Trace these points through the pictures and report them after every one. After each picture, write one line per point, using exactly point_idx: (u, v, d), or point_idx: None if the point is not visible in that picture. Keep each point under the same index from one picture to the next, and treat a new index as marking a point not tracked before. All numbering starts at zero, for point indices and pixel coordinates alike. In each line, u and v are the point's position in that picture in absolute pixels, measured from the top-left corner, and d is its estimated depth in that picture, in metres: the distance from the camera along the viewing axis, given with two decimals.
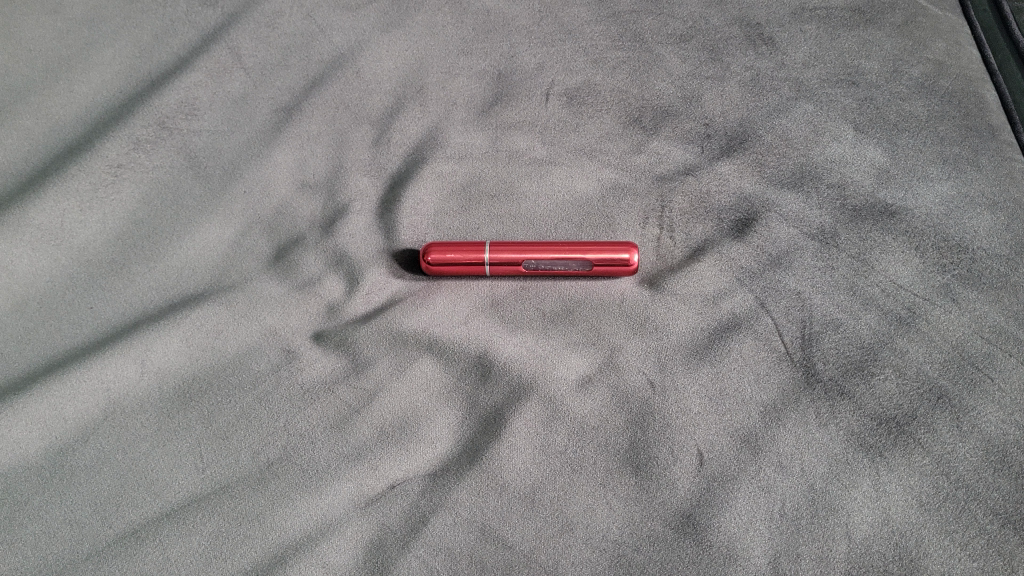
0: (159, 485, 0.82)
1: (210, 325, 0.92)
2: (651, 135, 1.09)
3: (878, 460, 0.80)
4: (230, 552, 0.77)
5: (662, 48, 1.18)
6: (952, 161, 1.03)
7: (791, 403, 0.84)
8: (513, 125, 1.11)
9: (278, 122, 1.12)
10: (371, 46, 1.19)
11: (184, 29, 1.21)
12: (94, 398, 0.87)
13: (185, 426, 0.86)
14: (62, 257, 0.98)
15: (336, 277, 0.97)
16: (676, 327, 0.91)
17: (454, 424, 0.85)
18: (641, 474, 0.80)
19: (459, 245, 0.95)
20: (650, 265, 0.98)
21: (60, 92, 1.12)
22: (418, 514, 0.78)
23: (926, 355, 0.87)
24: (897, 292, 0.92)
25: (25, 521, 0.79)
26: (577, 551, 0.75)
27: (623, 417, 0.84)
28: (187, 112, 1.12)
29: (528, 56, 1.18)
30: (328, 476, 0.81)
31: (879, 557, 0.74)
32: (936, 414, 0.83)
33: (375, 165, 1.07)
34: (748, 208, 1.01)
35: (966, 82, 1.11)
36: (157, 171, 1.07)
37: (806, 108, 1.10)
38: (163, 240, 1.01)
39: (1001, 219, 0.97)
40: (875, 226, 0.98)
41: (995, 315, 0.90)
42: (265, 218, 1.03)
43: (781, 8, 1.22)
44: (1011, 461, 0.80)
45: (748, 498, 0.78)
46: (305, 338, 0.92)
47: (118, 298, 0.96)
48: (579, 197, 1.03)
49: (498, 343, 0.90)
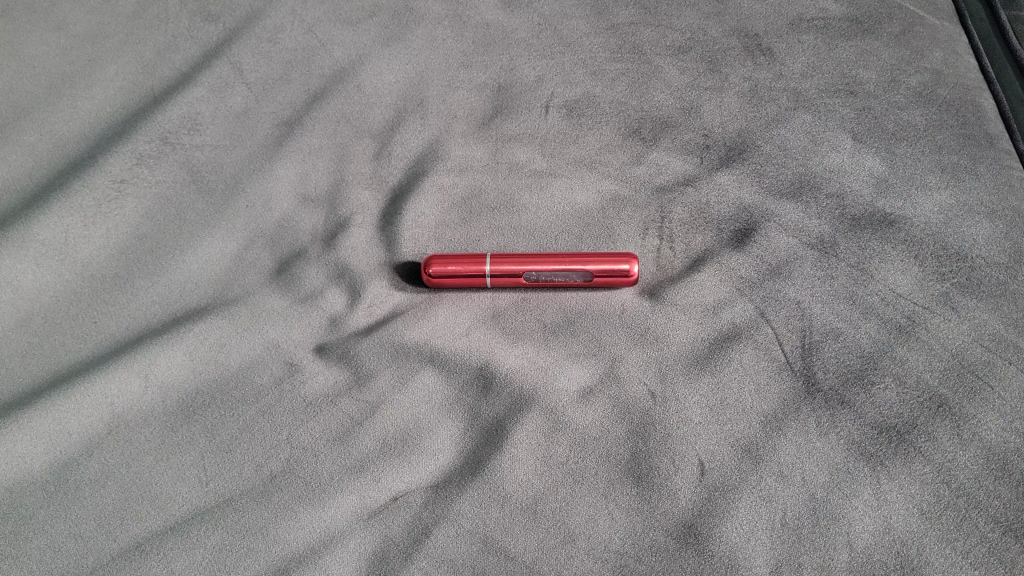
0: (163, 498, 0.82)
1: (213, 340, 0.93)
2: (650, 146, 1.09)
3: (880, 469, 0.80)
4: (234, 565, 0.77)
5: (661, 60, 1.19)
6: (951, 170, 1.04)
7: (791, 413, 0.84)
8: (513, 137, 1.11)
9: (280, 136, 1.13)
10: (371, 60, 1.20)
11: (186, 45, 1.23)
12: (99, 412, 0.88)
13: (189, 440, 0.86)
14: (65, 272, 0.99)
15: (338, 290, 0.98)
16: (676, 338, 0.91)
17: (457, 436, 0.85)
18: (642, 484, 0.80)
19: (459, 257, 0.96)
20: (650, 275, 0.98)
21: (63, 109, 1.13)
22: (420, 525, 0.79)
23: (926, 364, 0.87)
24: (897, 301, 0.93)
25: (31, 535, 0.80)
26: (579, 561, 0.76)
27: (625, 427, 0.85)
28: (190, 127, 1.13)
29: (528, 68, 1.19)
30: (331, 488, 0.81)
31: (880, 566, 0.74)
32: (936, 422, 0.83)
33: (376, 179, 1.08)
34: (748, 219, 1.01)
35: (963, 92, 1.12)
36: (159, 186, 1.07)
37: (804, 118, 1.11)
38: (165, 256, 1.01)
39: (1000, 227, 0.98)
40: (875, 235, 0.98)
41: (995, 323, 0.90)
42: (268, 231, 1.04)
43: (778, 19, 1.23)
44: (1012, 469, 0.80)
45: (749, 508, 0.78)
46: (306, 351, 0.93)
47: (122, 313, 0.97)
48: (579, 209, 1.04)
49: (500, 354, 0.91)
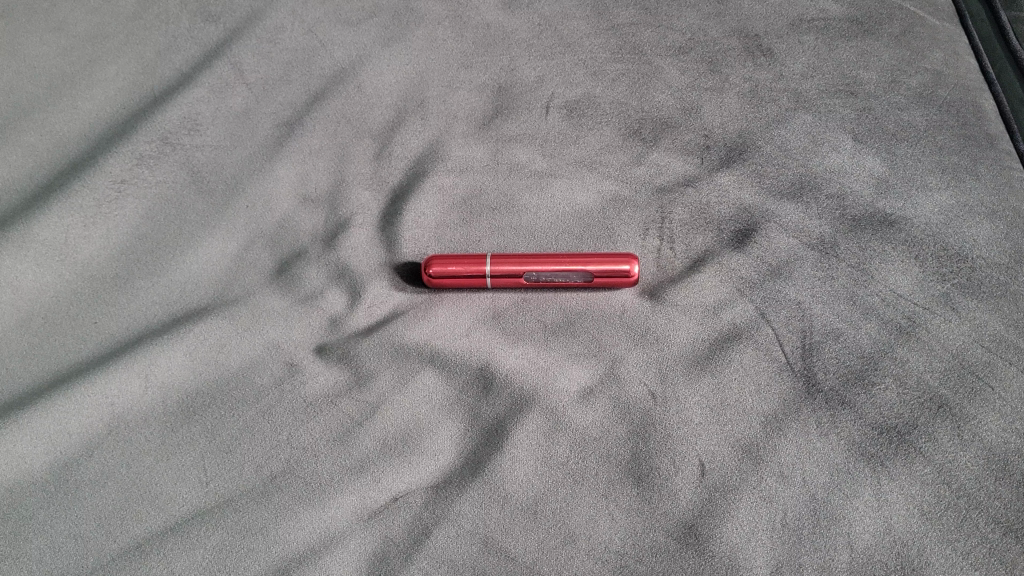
0: (163, 499, 0.82)
1: (213, 340, 0.93)
2: (650, 146, 1.10)
3: (880, 469, 0.80)
4: (235, 565, 0.77)
5: (661, 60, 1.19)
6: (951, 170, 1.04)
7: (792, 413, 0.84)
8: (514, 138, 1.11)
9: (280, 137, 1.13)
10: (372, 60, 1.20)
11: (187, 45, 1.23)
12: (99, 412, 0.88)
13: (189, 440, 0.86)
14: (65, 272, 0.99)
15: (338, 290, 0.98)
16: (676, 338, 0.91)
17: (457, 436, 0.85)
18: (643, 485, 0.80)
19: (460, 257, 0.96)
20: (650, 276, 0.98)
21: (63, 109, 1.13)
22: (421, 525, 0.79)
23: (926, 365, 0.87)
24: (897, 301, 0.92)
25: (31, 535, 0.80)
26: (580, 562, 0.76)
27: (625, 427, 0.84)
28: (190, 128, 1.13)
29: (528, 68, 1.19)
30: (332, 488, 0.81)
31: (881, 567, 0.74)
32: (936, 423, 0.83)
33: (376, 179, 1.08)
34: (748, 219, 1.01)
35: (964, 92, 1.12)
36: (160, 186, 1.07)
37: (805, 118, 1.11)
38: (165, 256, 1.01)
39: (1000, 228, 0.98)
40: (875, 236, 0.98)
41: (996, 324, 0.90)
42: (269, 231, 1.04)
43: (779, 20, 1.23)
44: (1012, 469, 0.80)
45: (749, 508, 0.78)
46: (307, 351, 0.93)
47: (122, 313, 0.97)
48: (579, 209, 1.04)
49: (500, 355, 0.91)
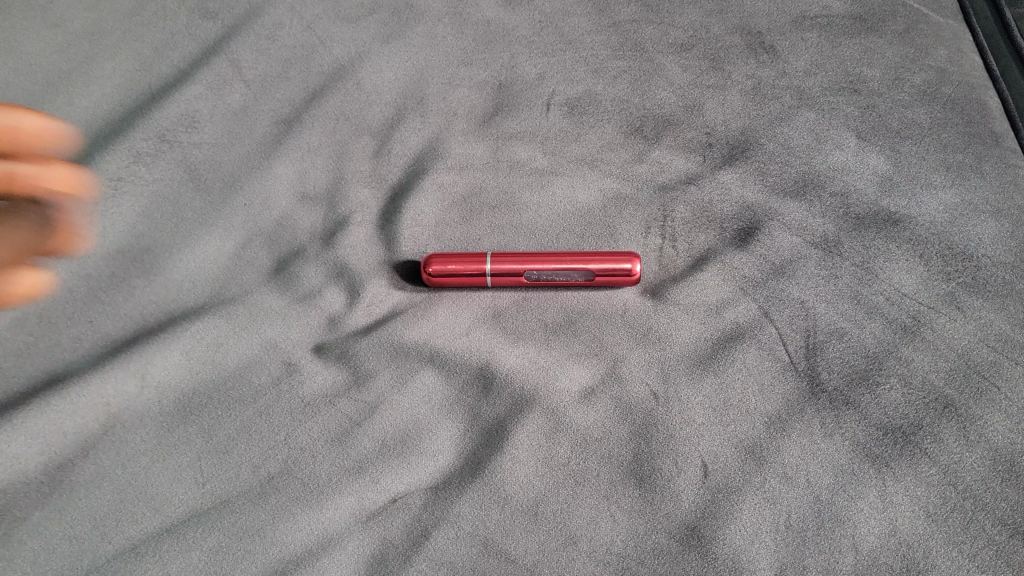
0: (159, 500, 0.81)
1: (210, 339, 0.92)
2: (652, 144, 1.09)
3: (885, 471, 0.79)
4: (231, 567, 0.76)
5: (663, 57, 1.18)
6: (956, 168, 1.03)
7: (796, 414, 0.83)
8: (514, 135, 1.10)
9: (279, 134, 1.12)
10: (371, 57, 1.19)
11: (184, 42, 1.22)
12: (95, 412, 0.86)
13: (185, 440, 0.85)
14: (61, 271, 0.98)
15: (337, 289, 0.97)
16: (679, 337, 0.90)
17: (456, 437, 0.84)
18: (645, 486, 0.79)
19: (460, 256, 0.95)
20: (652, 274, 0.97)
21: (59, 106, 1.12)
22: (420, 527, 0.77)
23: (931, 364, 0.86)
24: (902, 301, 0.91)
25: (25, 537, 0.78)
26: (581, 564, 0.74)
27: (627, 428, 0.83)
28: (187, 125, 1.12)
29: (529, 65, 1.18)
30: (329, 489, 0.80)
31: (887, 569, 0.73)
32: (942, 423, 0.82)
33: (375, 177, 1.07)
34: (751, 218, 1.00)
35: (968, 90, 1.11)
36: (157, 184, 1.06)
37: (808, 116, 1.10)
38: (162, 254, 1.00)
39: (1006, 226, 0.97)
40: (880, 234, 0.97)
41: (1001, 323, 0.89)
42: (266, 230, 1.03)
43: (781, 17, 1.22)
44: (1019, 470, 0.79)
45: (753, 509, 0.77)
46: (305, 351, 0.92)
47: (118, 312, 0.96)
48: (581, 207, 1.03)
49: (500, 354, 0.90)
